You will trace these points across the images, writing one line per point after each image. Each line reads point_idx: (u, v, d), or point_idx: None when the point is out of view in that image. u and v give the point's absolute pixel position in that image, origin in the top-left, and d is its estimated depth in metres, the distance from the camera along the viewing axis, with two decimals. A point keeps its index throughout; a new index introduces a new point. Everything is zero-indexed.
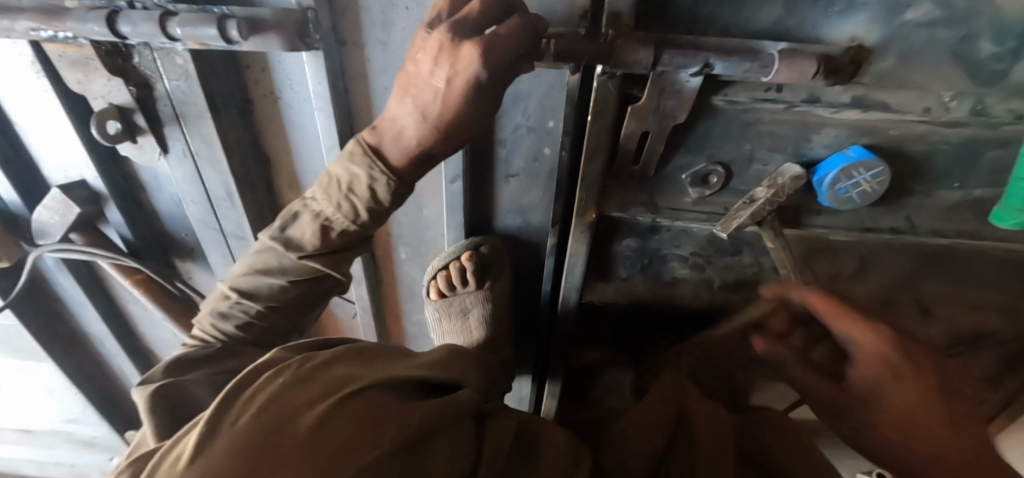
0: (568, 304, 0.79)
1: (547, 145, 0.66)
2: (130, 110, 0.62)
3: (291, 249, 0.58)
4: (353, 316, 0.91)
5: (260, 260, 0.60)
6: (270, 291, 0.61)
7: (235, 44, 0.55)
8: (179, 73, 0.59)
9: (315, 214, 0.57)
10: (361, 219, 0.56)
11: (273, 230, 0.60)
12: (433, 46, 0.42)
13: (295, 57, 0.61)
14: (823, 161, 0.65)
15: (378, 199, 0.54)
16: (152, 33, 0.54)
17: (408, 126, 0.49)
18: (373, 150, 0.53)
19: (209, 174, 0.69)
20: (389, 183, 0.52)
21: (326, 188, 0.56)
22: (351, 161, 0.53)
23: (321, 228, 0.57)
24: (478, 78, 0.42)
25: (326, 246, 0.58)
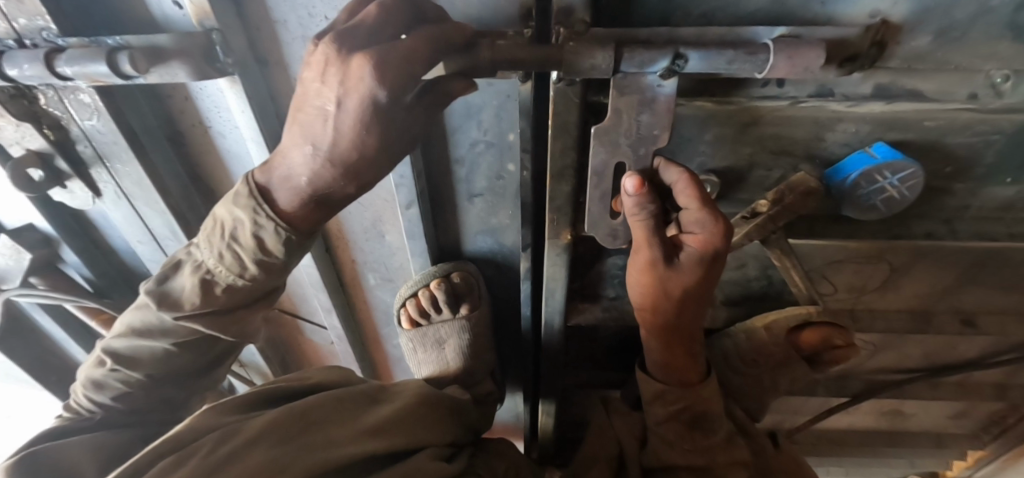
0: (552, 329, 0.72)
1: (509, 161, 0.57)
2: (50, 154, 0.57)
3: (166, 309, 0.53)
4: (330, 343, 0.88)
5: (140, 319, 0.56)
6: (153, 356, 0.57)
7: (134, 78, 0.48)
8: (89, 112, 0.53)
9: (198, 265, 0.52)
10: (249, 271, 0.50)
11: (152, 283, 0.54)
12: (318, 62, 0.36)
13: (214, 83, 0.54)
14: (840, 163, 0.54)
15: (268, 248, 0.48)
16: (42, 74, 0.48)
17: (301, 164, 0.42)
18: (261, 191, 0.46)
19: (148, 213, 0.66)
20: (276, 231, 0.46)
21: (208, 234, 0.50)
22: (234, 203, 0.47)
23: (204, 281, 0.51)
24: (373, 96, 0.36)
25: (210, 303, 0.52)
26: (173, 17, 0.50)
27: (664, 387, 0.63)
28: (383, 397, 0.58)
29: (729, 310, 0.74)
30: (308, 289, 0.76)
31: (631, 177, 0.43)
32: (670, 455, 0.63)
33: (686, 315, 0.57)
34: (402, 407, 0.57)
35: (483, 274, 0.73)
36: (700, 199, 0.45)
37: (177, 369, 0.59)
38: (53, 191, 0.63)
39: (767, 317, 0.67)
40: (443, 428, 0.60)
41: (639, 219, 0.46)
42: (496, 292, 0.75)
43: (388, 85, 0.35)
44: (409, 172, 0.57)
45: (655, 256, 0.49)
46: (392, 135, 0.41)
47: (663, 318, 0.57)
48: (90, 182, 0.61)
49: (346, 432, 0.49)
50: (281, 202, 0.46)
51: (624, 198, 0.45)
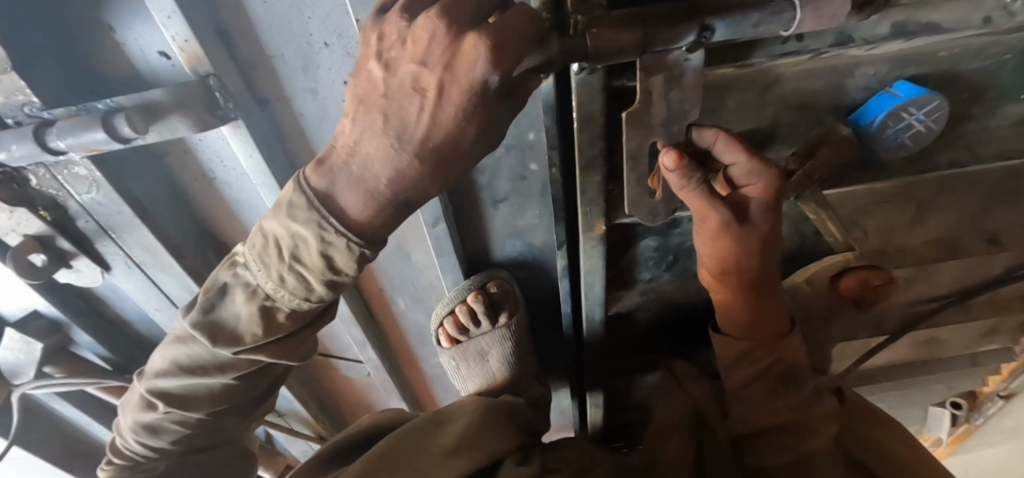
0: (594, 321, 0.71)
1: (533, 160, 0.56)
2: (50, 235, 0.54)
3: (223, 343, 0.48)
4: (367, 375, 0.86)
5: (186, 354, 0.51)
6: (210, 391, 0.53)
7: (132, 141, 0.45)
8: (88, 184, 0.50)
9: (253, 289, 0.46)
10: (317, 291, 0.45)
11: (195, 312, 0.48)
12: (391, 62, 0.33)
13: (215, 133, 0.51)
14: (864, 105, 0.53)
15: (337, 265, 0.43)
16: (32, 153, 0.44)
17: (376, 172, 0.37)
18: (324, 201, 0.40)
19: (161, 275, 0.63)
20: (353, 249, 0.41)
21: (259, 251, 0.44)
22: (292, 216, 0.41)
23: (264, 308, 0.46)
24: (468, 88, 0.32)
25: (274, 331, 0.47)
26: (160, 68, 0.46)
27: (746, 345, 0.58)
28: (449, 418, 0.57)
29: None
30: (339, 325, 0.73)
31: (669, 153, 0.41)
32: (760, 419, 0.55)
33: (755, 270, 0.54)
34: (471, 424, 0.55)
35: (515, 279, 0.71)
36: (746, 149, 0.45)
37: (235, 403, 0.56)
38: (58, 273, 0.59)
39: (807, 271, 0.69)
40: (513, 435, 0.59)
41: (691, 189, 0.45)
42: (531, 293, 0.74)
43: (456, 107, 0.33)
44: None
45: (722, 216, 0.48)
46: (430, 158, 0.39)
47: (740, 276, 0.54)
48: (97, 257, 0.58)
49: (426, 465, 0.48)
50: (347, 209, 0.40)
51: (665, 174, 0.44)
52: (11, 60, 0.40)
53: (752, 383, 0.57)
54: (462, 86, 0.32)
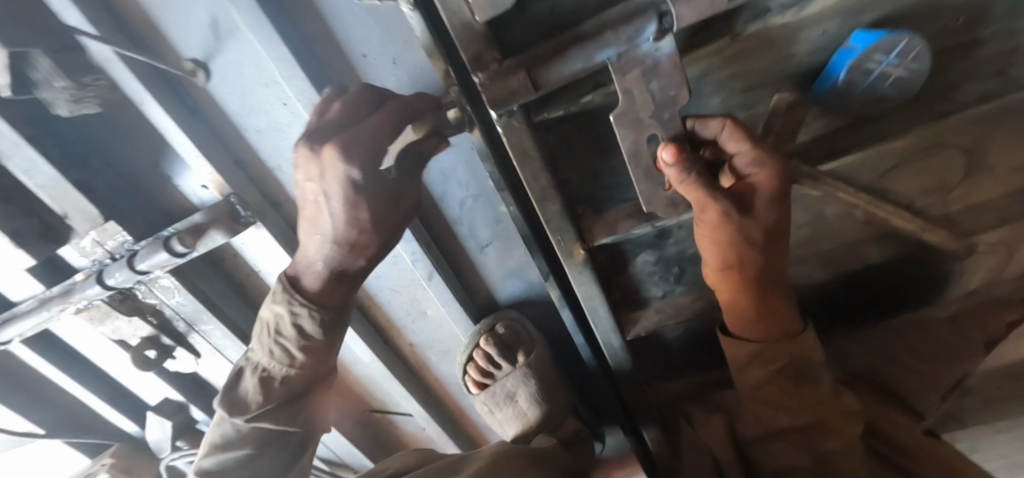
0: (613, 349, 0.70)
1: (498, 204, 0.60)
2: (156, 336, 0.71)
3: (237, 414, 0.58)
4: (423, 429, 0.90)
5: (220, 433, 0.60)
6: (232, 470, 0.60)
7: (188, 255, 0.60)
8: (171, 290, 0.66)
9: (255, 366, 0.59)
10: (300, 359, 0.57)
11: (221, 392, 0.59)
12: (308, 156, 0.47)
13: (251, 233, 0.64)
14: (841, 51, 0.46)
15: (309, 333, 0.56)
16: (128, 275, 0.61)
17: (316, 254, 0.53)
18: (293, 284, 0.56)
19: (225, 347, 0.75)
20: (311, 313, 0.55)
21: (260, 336, 0.58)
22: (273, 299, 0.56)
23: (262, 380, 0.58)
24: (350, 175, 0.46)
25: (273, 398, 0.58)
26: (203, 197, 0.62)
27: (759, 346, 0.51)
28: (461, 465, 0.60)
29: (799, 267, 0.65)
30: (382, 383, 0.81)
31: (666, 146, 0.41)
32: (777, 421, 0.52)
33: (772, 261, 0.48)
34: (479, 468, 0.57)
35: (527, 317, 0.73)
36: (712, 233, 0.46)
37: None
38: (168, 362, 0.77)
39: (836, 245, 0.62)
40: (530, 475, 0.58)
41: (690, 183, 0.43)
42: (548, 329, 0.75)
43: (358, 161, 0.45)
44: (417, 247, 0.62)
45: (723, 208, 0.44)
46: (390, 204, 0.51)
47: (747, 271, 0.48)
48: (190, 347, 0.75)
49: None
50: (308, 286, 0.55)
51: (664, 169, 0.43)
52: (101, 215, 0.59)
53: (760, 372, 0.52)
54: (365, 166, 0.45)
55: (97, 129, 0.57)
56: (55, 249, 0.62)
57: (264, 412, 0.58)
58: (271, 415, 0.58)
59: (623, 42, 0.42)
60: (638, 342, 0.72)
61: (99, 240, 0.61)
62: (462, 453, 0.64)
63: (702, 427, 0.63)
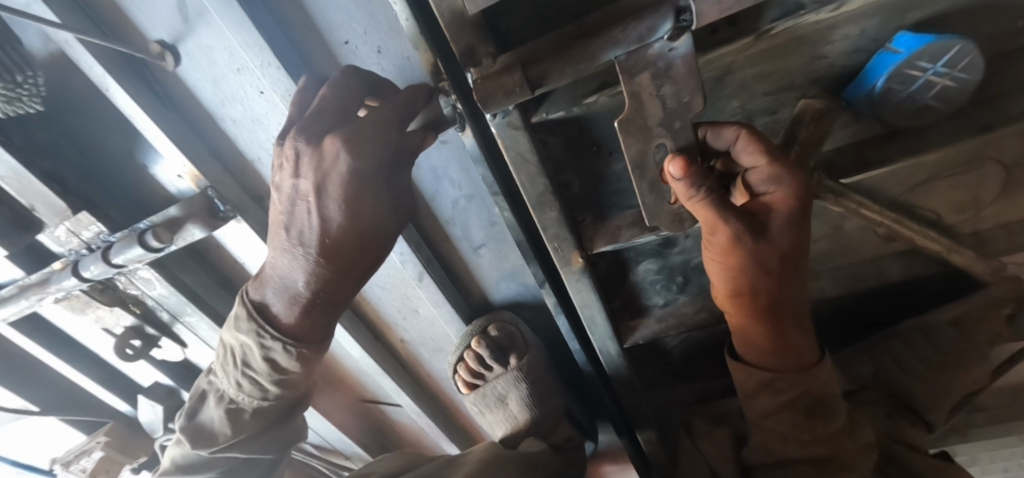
0: (609, 355, 0.67)
1: (494, 206, 0.56)
2: (140, 325, 0.70)
3: (201, 445, 0.57)
4: (414, 420, 0.90)
5: (182, 454, 0.60)
6: None
7: (164, 250, 0.57)
8: (152, 282, 0.63)
9: (221, 396, 0.57)
10: (271, 391, 0.55)
11: (183, 418, 0.59)
12: (290, 155, 0.42)
13: (233, 227, 0.61)
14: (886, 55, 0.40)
15: (282, 366, 0.52)
16: (104, 269, 0.58)
17: (293, 273, 0.47)
18: (262, 312, 0.51)
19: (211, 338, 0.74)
20: (284, 348, 0.50)
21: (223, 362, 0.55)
22: (239, 329, 0.52)
23: (231, 410, 0.57)
24: (348, 173, 0.41)
25: (242, 429, 0.57)
26: (181, 188, 0.58)
27: (770, 374, 0.50)
28: (449, 471, 0.58)
29: (814, 281, 0.61)
30: (373, 377, 0.79)
31: (673, 160, 0.37)
32: (784, 449, 0.52)
33: (787, 292, 0.46)
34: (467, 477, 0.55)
35: (522, 318, 0.71)
36: (719, 252, 0.43)
37: None
38: (154, 351, 0.76)
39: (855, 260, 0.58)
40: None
41: (700, 202, 0.39)
42: (543, 331, 0.72)
43: (359, 160, 0.41)
44: (407, 248, 0.59)
45: (736, 231, 0.40)
46: (383, 212, 0.45)
47: (761, 300, 0.46)
48: (176, 336, 0.74)
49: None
50: (281, 316, 0.50)
51: (672, 184, 0.39)
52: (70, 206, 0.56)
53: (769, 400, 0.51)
54: (351, 169, 0.41)
55: (66, 113, 0.53)
56: (26, 238, 0.59)
57: (233, 443, 0.58)
58: (236, 447, 0.58)
59: (632, 40, 0.37)
60: (636, 347, 0.69)
61: (72, 230, 0.58)
62: (449, 458, 0.63)
63: (704, 441, 0.64)
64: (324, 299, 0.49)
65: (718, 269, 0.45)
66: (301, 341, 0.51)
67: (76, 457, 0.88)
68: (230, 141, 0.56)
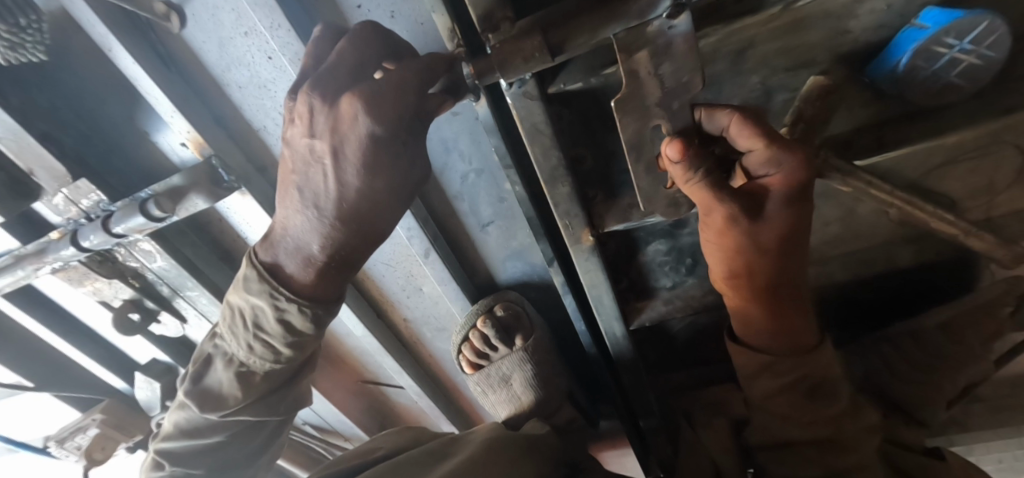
0: (615, 337, 0.67)
1: (505, 181, 0.56)
2: (140, 299, 0.69)
3: (209, 408, 0.57)
4: (416, 402, 0.89)
5: (185, 417, 0.59)
6: (207, 449, 0.60)
7: (167, 220, 0.56)
8: (153, 254, 0.62)
9: (230, 358, 0.56)
10: (283, 354, 0.54)
11: (188, 381, 0.58)
12: (304, 111, 0.41)
13: (235, 199, 0.60)
14: (916, 30, 0.39)
15: (296, 328, 0.52)
16: (104, 238, 0.57)
17: (306, 234, 0.46)
18: (274, 272, 0.50)
19: (212, 314, 0.73)
20: (299, 308, 0.49)
21: (231, 325, 0.54)
22: (250, 290, 0.51)
23: (240, 373, 0.55)
24: (363, 140, 0.40)
25: (251, 393, 0.56)
26: (184, 157, 0.57)
27: (771, 356, 0.50)
28: (452, 450, 0.58)
29: (823, 266, 0.61)
30: (375, 356, 0.78)
31: (670, 143, 0.36)
32: (785, 432, 0.52)
33: (787, 274, 0.45)
34: (470, 457, 0.54)
35: (528, 299, 0.70)
36: (718, 232, 0.42)
37: (228, 461, 0.62)
38: (153, 326, 0.75)
39: (864, 243, 0.58)
40: (523, 467, 0.56)
41: (696, 184, 0.38)
42: (549, 312, 0.72)
43: (372, 124, 0.39)
44: (414, 223, 0.58)
45: (731, 212, 0.39)
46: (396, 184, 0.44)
47: (758, 280, 0.45)
48: (175, 311, 0.73)
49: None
50: (295, 276, 0.49)
51: (669, 167, 0.38)
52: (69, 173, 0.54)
53: (767, 381, 0.51)
54: (359, 134, 0.40)
55: (66, 75, 0.51)
56: (24, 205, 0.58)
57: (241, 408, 0.57)
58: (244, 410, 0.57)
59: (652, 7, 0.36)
60: (641, 330, 0.68)
61: (71, 197, 0.56)
62: (453, 437, 0.62)
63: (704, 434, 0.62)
64: (339, 261, 0.48)
65: (716, 251, 0.45)
66: (316, 302, 0.50)
67: (71, 434, 0.87)
68: (235, 109, 0.54)
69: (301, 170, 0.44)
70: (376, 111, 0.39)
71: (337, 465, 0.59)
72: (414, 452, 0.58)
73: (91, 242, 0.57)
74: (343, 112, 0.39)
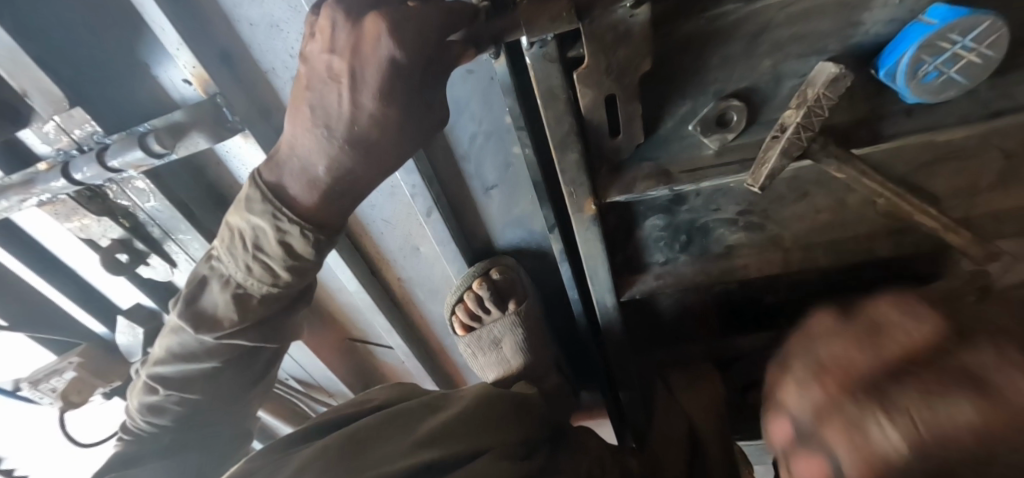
0: (606, 308, 0.68)
1: (513, 145, 0.56)
2: (129, 239, 0.67)
3: (204, 330, 0.58)
4: (402, 362, 0.91)
5: (178, 342, 0.61)
6: (204, 374, 0.63)
7: (166, 157, 0.55)
8: (147, 194, 0.61)
9: (227, 280, 0.56)
10: (282, 278, 0.54)
11: (182, 303, 0.58)
12: (325, 27, 0.40)
13: (235, 141, 0.59)
14: (920, 24, 0.41)
15: (296, 251, 0.52)
16: (98, 172, 0.56)
17: (315, 156, 0.46)
18: (277, 194, 0.50)
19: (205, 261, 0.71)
20: (301, 232, 0.50)
21: (229, 247, 0.54)
22: (251, 210, 0.50)
23: (238, 296, 0.56)
24: (383, 84, 0.40)
25: (247, 316, 0.57)
26: (186, 94, 0.55)
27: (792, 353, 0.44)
28: (445, 403, 0.60)
29: (815, 253, 0.63)
30: (366, 314, 0.79)
31: None
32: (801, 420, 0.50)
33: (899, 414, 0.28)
34: (460, 415, 0.57)
35: (523, 266, 0.71)
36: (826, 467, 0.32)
37: (222, 386, 0.65)
38: (142, 268, 0.74)
39: (849, 230, 0.61)
40: (509, 429, 0.58)
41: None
42: (542, 281, 0.73)
43: (397, 67, 0.39)
44: (419, 180, 0.58)
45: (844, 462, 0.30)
46: (412, 133, 0.45)
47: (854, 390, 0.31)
48: (165, 255, 0.71)
49: (397, 444, 0.52)
50: (298, 199, 0.49)
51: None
52: (66, 97, 0.52)
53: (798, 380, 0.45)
54: (379, 57, 0.39)
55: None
56: (12, 131, 0.56)
57: (236, 333, 0.58)
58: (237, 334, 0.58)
59: None
60: (631, 303, 0.70)
61: (63, 126, 0.55)
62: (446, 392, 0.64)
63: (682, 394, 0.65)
64: (343, 187, 0.48)
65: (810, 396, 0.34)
66: (320, 227, 0.51)
67: (45, 376, 0.84)
68: (243, 48, 0.53)
69: (317, 113, 0.44)
70: (398, 56, 0.39)
71: (336, 411, 0.60)
72: (410, 404, 0.59)
73: (87, 174, 0.56)
74: (366, 31, 0.38)
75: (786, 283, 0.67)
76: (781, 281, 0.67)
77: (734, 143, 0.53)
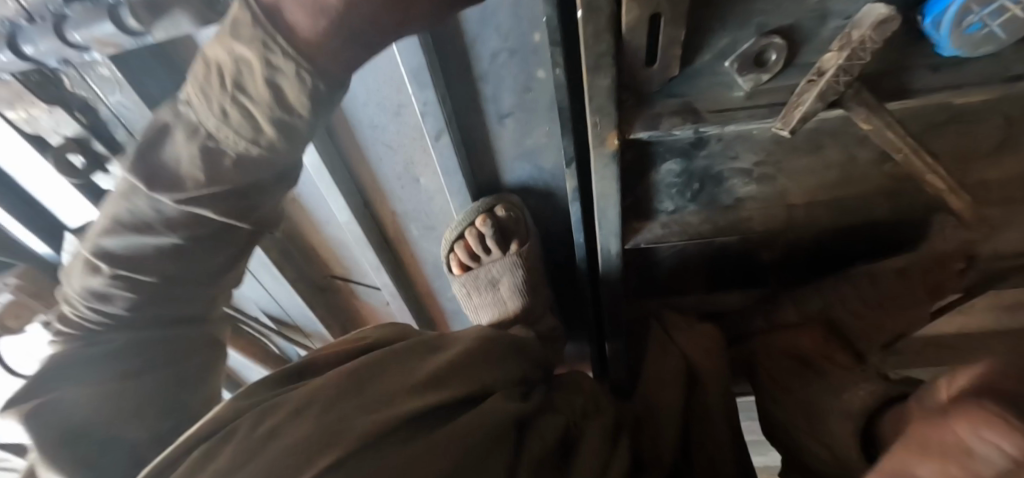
0: (609, 255, 0.67)
1: (538, 66, 0.52)
2: (87, 139, 0.60)
3: (160, 188, 0.43)
4: (386, 305, 0.87)
5: (127, 209, 0.46)
6: (161, 254, 0.46)
7: (142, 37, 0.47)
8: (114, 85, 0.54)
9: (194, 129, 0.41)
10: (265, 135, 0.40)
11: (136, 154, 0.43)
12: None
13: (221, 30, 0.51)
14: None
15: (288, 99, 0.38)
16: (53, 47, 0.47)
17: None
18: (271, 15, 0.34)
19: None
20: (295, 67, 0.35)
21: (201, 82, 0.40)
22: (234, 33, 0.36)
23: (206, 150, 0.41)
24: None
25: (218, 179, 0.43)
26: None
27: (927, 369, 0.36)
28: (440, 344, 0.54)
29: (817, 211, 0.64)
30: (353, 247, 0.75)
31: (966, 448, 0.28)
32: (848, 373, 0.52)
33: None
34: (457, 354, 0.51)
35: (527, 206, 0.68)
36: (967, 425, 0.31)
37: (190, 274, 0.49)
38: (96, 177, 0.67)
39: (855, 189, 0.61)
40: (507, 369, 0.56)
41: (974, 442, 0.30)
42: (544, 224, 0.71)
43: None
44: (432, 97, 0.53)
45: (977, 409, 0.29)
46: None
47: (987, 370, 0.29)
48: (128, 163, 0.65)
49: (397, 380, 0.45)
50: (296, 24, 0.34)
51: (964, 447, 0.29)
52: None
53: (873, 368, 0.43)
54: None
55: None
56: None
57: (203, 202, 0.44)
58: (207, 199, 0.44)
59: None
60: (632, 249, 0.70)
61: None
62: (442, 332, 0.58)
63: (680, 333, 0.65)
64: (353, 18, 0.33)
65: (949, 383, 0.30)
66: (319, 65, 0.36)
67: None
68: None
69: None
70: None
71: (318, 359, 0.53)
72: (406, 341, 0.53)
73: (40, 50, 0.48)
74: None
75: (785, 241, 0.69)
76: (781, 239, 0.68)
77: (765, 86, 0.51)
